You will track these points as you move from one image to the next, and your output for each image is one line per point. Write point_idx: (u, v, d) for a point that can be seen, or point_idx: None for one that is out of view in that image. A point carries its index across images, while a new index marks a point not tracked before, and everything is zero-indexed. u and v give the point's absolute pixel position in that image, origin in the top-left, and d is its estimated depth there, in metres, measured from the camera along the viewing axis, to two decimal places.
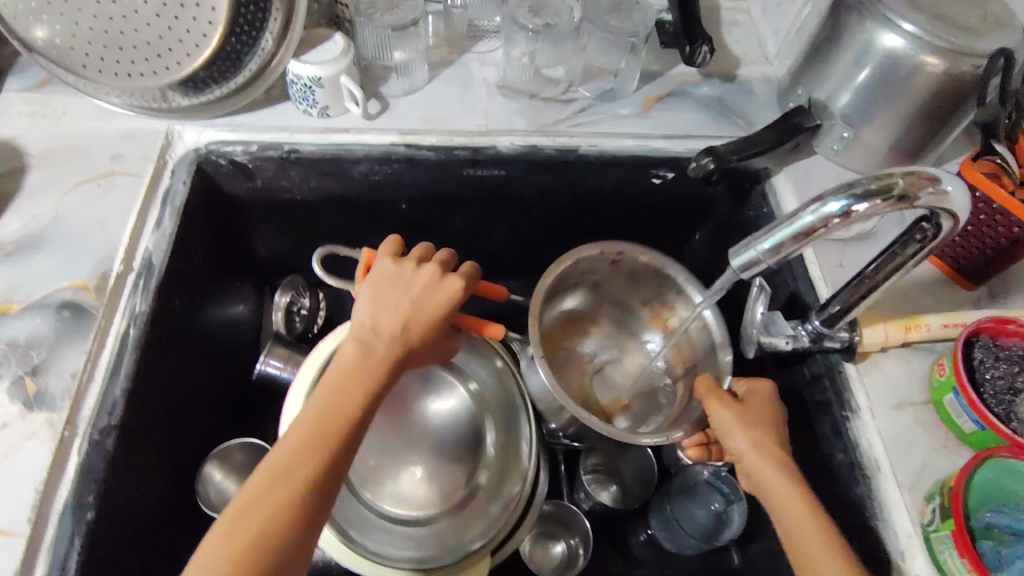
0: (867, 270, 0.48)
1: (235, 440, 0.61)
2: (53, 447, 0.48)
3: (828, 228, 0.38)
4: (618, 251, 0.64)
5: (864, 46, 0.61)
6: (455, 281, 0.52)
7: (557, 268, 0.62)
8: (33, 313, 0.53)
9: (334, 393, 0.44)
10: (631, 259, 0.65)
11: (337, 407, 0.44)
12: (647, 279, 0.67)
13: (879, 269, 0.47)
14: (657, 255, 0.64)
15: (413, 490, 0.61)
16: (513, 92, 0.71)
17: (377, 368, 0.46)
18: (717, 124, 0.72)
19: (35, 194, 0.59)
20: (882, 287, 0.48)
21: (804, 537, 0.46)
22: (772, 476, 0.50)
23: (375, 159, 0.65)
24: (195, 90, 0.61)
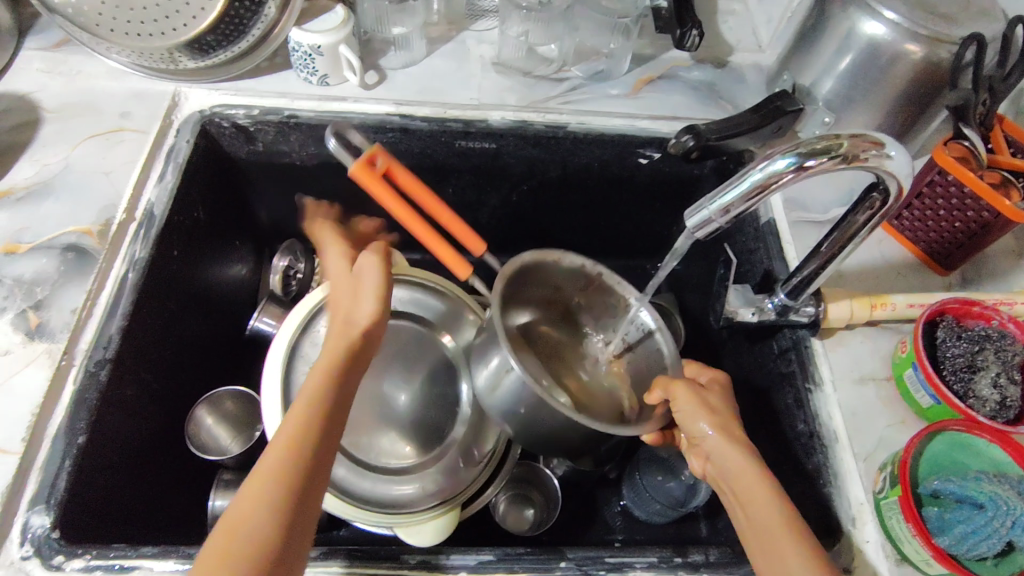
0: (823, 246, 0.51)
1: (226, 389, 0.65)
2: (50, 375, 0.51)
3: (778, 185, 0.40)
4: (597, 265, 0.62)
5: (847, 32, 0.62)
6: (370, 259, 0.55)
7: (541, 255, 0.60)
8: (40, 253, 0.57)
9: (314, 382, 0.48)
10: (609, 279, 0.62)
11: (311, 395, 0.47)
12: (613, 304, 0.64)
13: (834, 242, 0.50)
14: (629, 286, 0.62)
15: (393, 445, 0.64)
16: (507, 69, 0.74)
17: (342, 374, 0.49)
18: (704, 107, 0.74)
19: (47, 145, 0.63)
20: (841, 257, 0.51)
21: (772, 531, 0.45)
22: (740, 464, 0.48)
23: (370, 128, 0.68)
24: (202, 53, 0.65)
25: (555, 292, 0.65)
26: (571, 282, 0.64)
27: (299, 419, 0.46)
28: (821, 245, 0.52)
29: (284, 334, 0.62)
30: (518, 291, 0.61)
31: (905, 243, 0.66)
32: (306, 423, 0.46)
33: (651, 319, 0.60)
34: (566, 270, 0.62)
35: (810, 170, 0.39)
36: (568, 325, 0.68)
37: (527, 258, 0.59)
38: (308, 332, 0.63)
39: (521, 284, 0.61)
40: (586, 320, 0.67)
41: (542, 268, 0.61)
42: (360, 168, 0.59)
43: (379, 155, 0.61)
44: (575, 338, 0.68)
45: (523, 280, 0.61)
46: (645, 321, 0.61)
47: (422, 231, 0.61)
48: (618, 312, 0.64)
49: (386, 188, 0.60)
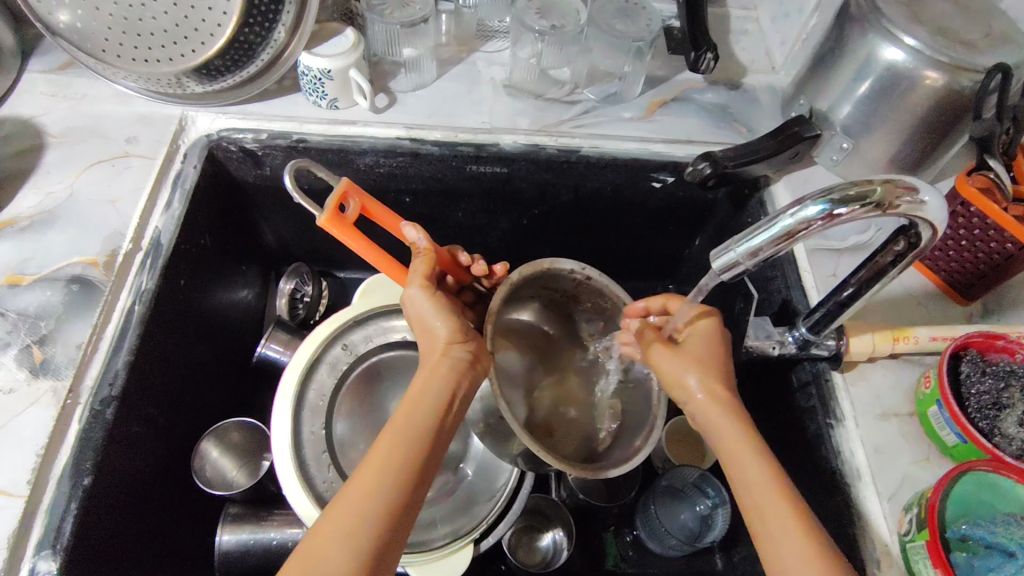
0: (849, 288, 0.50)
1: (232, 420, 0.64)
2: (56, 414, 0.50)
3: (807, 231, 0.39)
4: (589, 271, 0.61)
5: (866, 58, 0.61)
6: (421, 265, 0.55)
7: (533, 268, 0.58)
8: (44, 285, 0.55)
9: (437, 388, 0.50)
10: (599, 284, 0.62)
11: (421, 399, 0.49)
12: (605, 307, 0.64)
13: (859, 279, 0.49)
14: (621, 292, 0.63)
15: None
16: (519, 91, 0.73)
17: (437, 407, 0.49)
18: (718, 131, 0.72)
19: (51, 172, 0.62)
20: (865, 294, 0.50)
21: (755, 479, 0.45)
22: (715, 419, 0.49)
23: (380, 152, 0.67)
24: (209, 78, 0.64)
25: (552, 293, 0.64)
26: (568, 286, 0.63)
27: (418, 418, 0.48)
28: (845, 288, 0.51)
29: (293, 370, 0.61)
30: (510, 299, 0.61)
31: (926, 273, 0.64)
32: (394, 464, 0.45)
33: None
34: (556, 278, 0.62)
35: (840, 218, 0.38)
36: (566, 323, 0.69)
37: (517, 274, 0.58)
38: (318, 366, 0.62)
39: (514, 294, 0.61)
40: (586, 319, 0.68)
41: (537, 276, 0.60)
42: (331, 215, 0.53)
43: (350, 192, 0.55)
44: (573, 338, 0.69)
45: (516, 289, 0.61)
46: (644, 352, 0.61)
47: (379, 259, 0.56)
48: (615, 321, 0.65)
49: (358, 231, 0.54)
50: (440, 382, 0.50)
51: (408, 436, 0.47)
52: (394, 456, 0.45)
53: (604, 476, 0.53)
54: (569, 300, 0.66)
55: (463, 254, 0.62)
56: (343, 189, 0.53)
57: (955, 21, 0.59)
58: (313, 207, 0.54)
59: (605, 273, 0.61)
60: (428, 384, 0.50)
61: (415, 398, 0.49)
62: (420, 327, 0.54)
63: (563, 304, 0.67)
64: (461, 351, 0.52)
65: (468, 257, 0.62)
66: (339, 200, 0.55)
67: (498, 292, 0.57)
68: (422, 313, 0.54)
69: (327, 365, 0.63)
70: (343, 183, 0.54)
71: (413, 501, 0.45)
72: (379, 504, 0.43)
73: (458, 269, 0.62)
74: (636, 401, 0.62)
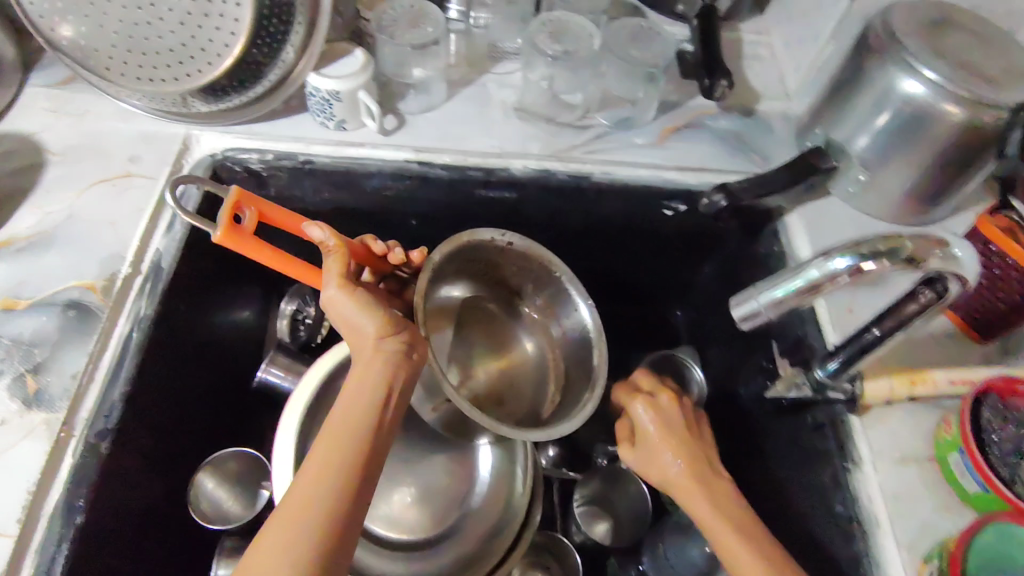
0: (874, 330, 0.47)
1: (228, 450, 0.61)
2: (49, 448, 0.48)
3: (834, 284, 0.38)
4: (510, 237, 0.63)
5: (884, 89, 0.60)
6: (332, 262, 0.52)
7: (452, 245, 0.59)
8: (39, 310, 0.53)
9: (372, 381, 0.48)
10: (521, 249, 0.64)
11: (357, 395, 0.48)
12: (533, 269, 0.66)
13: (885, 328, 0.47)
14: (546, 252, 0.65)
15: (403, 513, 0.62)
16: (530, 115, 0.71)
17: (373, 400, 0.47)
18: (731, 159, 0.71)
19: (50, 191, 0.60)
20: (889, 343, 0.47)
21: None
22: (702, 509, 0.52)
23: (388, 175, 0.67)
24: (216, 98, 0.62)
25: (479, 265, 0.66)
26: (491, 255, 0.65)
27: (354, 410, 0.47)
28: (872, 329, 0.48)
29: (296, 407, 0.59)
30: (438, 275, 0.62)
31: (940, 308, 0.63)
32: (329, 469, 0.44)
33: (590, 315, 0.65)
34: (479, 249, 0.63)
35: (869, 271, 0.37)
36: (496, 290, 0.70)
37: (440, 255, 0.59)
38: (322, 395, 0.61)
39: (440, 272, 0.61)
40: (517, 284, 0.69)
41: (458, 251, 0.61)
42: (225, 230, 0.49)
43: (243, 202, 0.52)
44: (506, 304, 0.70)
45: (441, 267, 0.61)
46: (583, 317, 0.66)
47: (295, 268, 0.54)
48: (545, 281, 0.67)
49: (260, 240, 0.52)
50: (373, 379, 0.48)
51: (346, 432, 0.46)
52: (335, 458, 0.44)
53: (563, 434, 0.57)
54: (494, 271, 0.67)
55: (378, 244, 0.60)
56: (236, 195, 0.51)
57: (976, 56, 0.59)
58: (207, 225, 0.50)
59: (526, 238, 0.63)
60: (362, 383, 0.48)
61: (351, 392, 0.48)
62: (346, 328, 0.51)
63: (490, 273, 0.68)
64: (395, 343, 0.50)
65: (384, 247, 0.61)
66: (232, 211, 0.52)
67: (423, 274, 0.57)
68: (345, 314, 0.51)
69: (334, 396, 0.62)
70: (235, 193, 0.51)
71: (360, 501, 0.44)
72: (321, 511, 0.42)
73: (375, 260, 0.60)
74: (576, 361, 0.67)
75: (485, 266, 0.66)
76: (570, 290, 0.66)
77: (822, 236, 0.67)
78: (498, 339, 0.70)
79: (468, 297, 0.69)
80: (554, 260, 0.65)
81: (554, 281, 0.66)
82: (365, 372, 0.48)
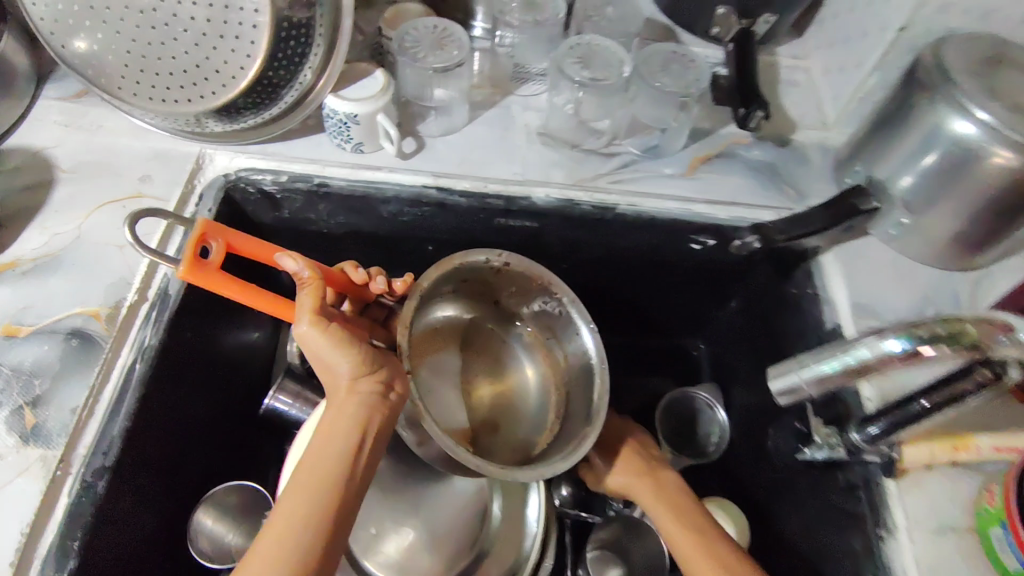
0: (923, 400, 0.45)
1: (223, 486, 0.59)
2: (44, 487, 0.46)
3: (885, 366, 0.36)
4: (505, 258, 0.61)
5: (932, 130, 0.57)
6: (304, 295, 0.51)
7: (443, 269, 0.58)
8: (42, 338, 0.51)
9: (347, 427, 0.49)
10: (520, 270, 0.61)
11: (330, 440, 0.49)
12: (529, 288, 0.64)
13: (931, 399, 0.45)
14: (544, 270, 0.62)
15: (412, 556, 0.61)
16: (555, 140, 0.68)
17: (348, 445, 0.49)
18: (765, 193, 0.68)
19: (58, 210, 0.58)
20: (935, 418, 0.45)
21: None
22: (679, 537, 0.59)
23: (405, 201, 0.64)
24: (230, 118, 0.60)
25: (473, 284, 0.65)
26: (485, 275, 0.64)
27: (329, 455, 0.48)
28: (918, 399, 0.46)
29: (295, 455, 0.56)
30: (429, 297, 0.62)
31: None
32: (297, 523, 0.45)
33: (590, 341, 0.61)
34: (474, 269, 0.62)
35: (927, 357, 0.35)
36: (497, 312, 0.70)
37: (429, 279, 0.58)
38: None
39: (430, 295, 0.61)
40: (517, 306, 0.68)
41: (451, 272, 0.60)
42: (190, 265, 0.48)
43: (209, 233, 0.50)
44: (508, 327, 0.70)
45: (432, 290, 0.61)
46: (584, 344, 0.62)
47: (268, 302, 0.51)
48: (544, 303, 0.65)
49: (229, 275, 0.50)
50: (348, 426, 0.49)
51: (321, 479, 0.47)
52: (308, 504, 0.46)
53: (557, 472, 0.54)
54: (491, 291, 0.67)
55: (357, 273, 0.59)
56: (202, 228, 0.49)
57: None
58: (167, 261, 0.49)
59: (522, 256, 0.61)
60: (339, 428, 0.49)
61: (325, 435, 0.49)
62: (320, 363, 0.51)
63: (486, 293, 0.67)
64: (370, 385, 0.50)
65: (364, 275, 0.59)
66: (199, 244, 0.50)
67: (410, 301, 0.55)
68: (318, 351, 0.50)
69: None
70: (200, 225, 0.49)
71: (333, 545, 0.46)
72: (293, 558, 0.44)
73: (353, 288, 0.59)
74: (573, 387, 0.64)
75: (481, 285, 0.66)
76: (571, 312, 0.63)
77: (860, 280, 0.64)
78: (500, 365, 0.70)
79: (464, 318, 0.70)
80: (552, 280, 0.61)
81: (553, 304, 0.64)
82: (342, 416, 0.49)
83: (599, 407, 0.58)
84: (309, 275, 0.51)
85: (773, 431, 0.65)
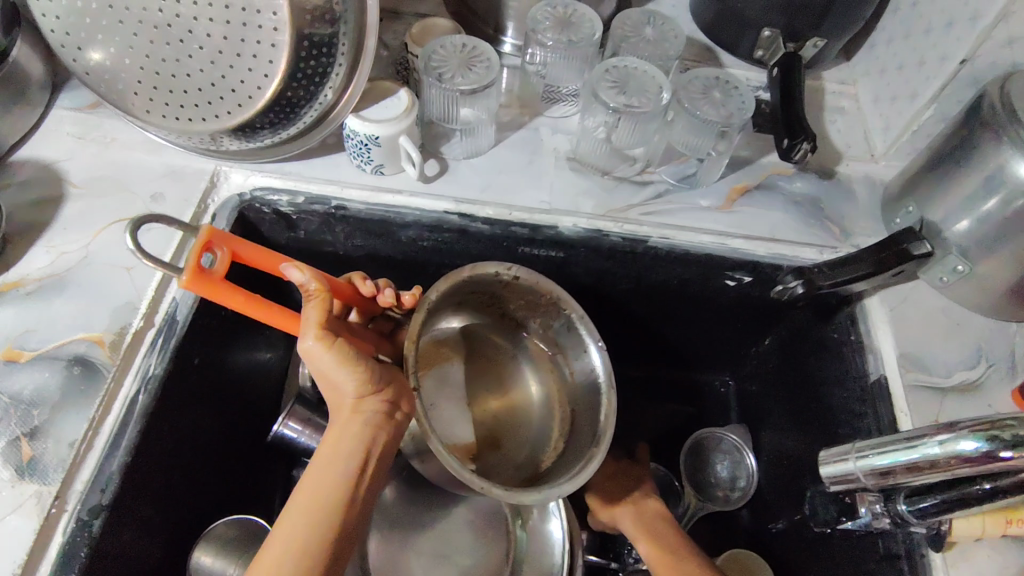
0: (987, 483, 0.42)
1: (218, 520, 0.56)
2: (37, 526, 0.44)
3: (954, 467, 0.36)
4: (515, 271, 0.57)
5: (996, 174, 0.52)
6: (310, 308, 0.47)
7: (450, 283, 0.55)
8: (43, 365, 0.49)
9: (349, 450, 0.47)
10: (529, 284, 0.58)
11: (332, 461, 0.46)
12: (539, 303, 0.61)
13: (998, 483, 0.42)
14: (555, 287, 0.59)
15: None
16: (584, 166, 0.65)
17: (349, 468, 0.46)
18: (807, 229, 0.64)
19: (67, 228, 0.56)
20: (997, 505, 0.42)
21: None
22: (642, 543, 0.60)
23: (425, 226, 0.61)
24: (246, 137, 0.57)
25: (481, 296, 0.62)
26: (493, 288, 0.60)
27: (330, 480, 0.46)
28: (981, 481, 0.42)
29: None
30: (435, 310, 0.58)
31: None
32: (295, 548, 0.43)
33: (599, 360, 0.59)
34: (482, 282, 0.59)
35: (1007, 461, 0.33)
36: (503, 324, 0.66)
37: (436, 292, 0.54)
38: None
39: (437, 307, 0.57)
40: (525, 320, 0.65)
41: (458, 286, 0.57)
42: (193, 275, 0.44)
43: (214, 241, 0.46)
44: (513, 340, 0.67)
45: (440, 303, 0.57)
46: (593, 361, 0.60)
47: (269, 313, 0.48)
48: (553, 318, 0.62)
49: (232, 285, 0.46)
50: (350, 449, 0.47)
51: (319, 503, 0.45)
52: (307, 529, 0.44)
53: (562, 494, 0.51)
54: (498, 303, 0.63)
55: (366, 284, 0.55)
56: (206, 235, 0.45)
57: None
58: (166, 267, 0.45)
59: (533, 271, 0.58)
60: (340, 450, 0.47)
61: (327, 457, 0.47)
62: (325, 379, 0.48)
63: (493, 304, 0.64)
64: (376, 405, 0.47)
65: (372, 288, 0.55)
66: (202, 251, 0.46)
67: (417, 316, 0.52)
68: (324, 368, 0.47)
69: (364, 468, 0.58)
70: (204, 232, 0.45)
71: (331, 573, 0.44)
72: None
73: (361, 299, 0.55)
74: (584, 406, 0.61)
75: (488, 298, 0.62)
76: (580, 329, 0.60)
77: (906, 326, 0.59)
78: (504, 380, 0.66)
79: (470, 330, 0.66)
80: (561, 295, 0.59)
81: (564, 320, 0.61)
82: (345, 440, 0.47)
83: (607, 426, 0.56)
84: (315, 285, 0.47)
85: (812, 493, 0.61)
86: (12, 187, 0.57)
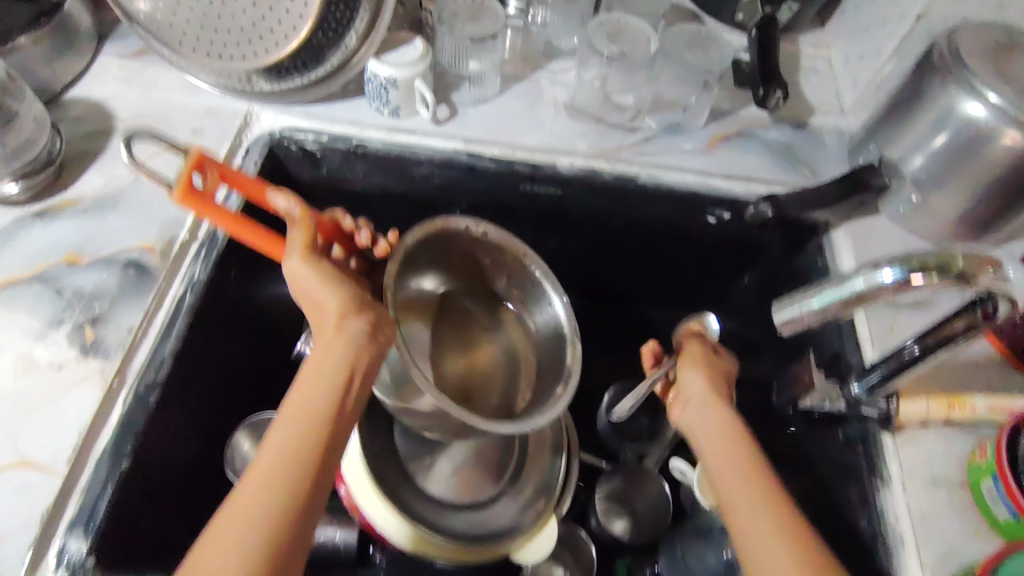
0: (916, 346, 0.51)
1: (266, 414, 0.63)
2: (101, 394, 0.51)
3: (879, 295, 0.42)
4: (485, 226, 0.60)
5: (944, 111, 0.59)
6: (296, 232, 0.53)
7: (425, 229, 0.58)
8: (102, 266, 0.56)
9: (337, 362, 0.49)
10: (496, 240, 0.61)
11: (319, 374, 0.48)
12: (505, 260, 0.63)
13: (925, 344, 0.50)
14: (522, 244, 0.62)
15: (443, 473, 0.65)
16: (580, 113, 0.72)
17: (335, 379, 0.48)
18: (780, 171, 0.71)
19: (116, 155, 0.63)
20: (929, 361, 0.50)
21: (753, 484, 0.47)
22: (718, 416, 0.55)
23: (437, 163, 0.68)
24: (278, 77, 0.65)
25: (452, 255, 0.63)
26: (464, 246, 0.63)
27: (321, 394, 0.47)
28: (912, 345, 0.51)
29: None
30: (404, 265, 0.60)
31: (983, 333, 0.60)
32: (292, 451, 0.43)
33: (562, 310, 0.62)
34: (452, 237, 0.61)
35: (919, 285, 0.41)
36: (470, 287, 0.67)
37: (412, 238, 0.57)
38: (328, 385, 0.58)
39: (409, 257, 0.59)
40: (493, 278, 0.66)
41: (430, 237, 0.59)
42: (183, 190, 0.49)
43: (205, 163, 0.50)
44: (479, 303, 0.68)
45: (411, 253, 0.59)
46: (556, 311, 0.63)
47: (252, 235, 0.54)
48: (519, 276, 0.64)
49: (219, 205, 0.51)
50: (336, 362, 0.49)
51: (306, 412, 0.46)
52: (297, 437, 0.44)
53: (535, 428, 0.54)
54: (468, 263, 0.65)
55: (346, 220, 0.60)
56: (196, 157, 0.49)
57: None
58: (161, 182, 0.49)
59: (501, 228, 0.61)
60: (325, 365, 0.49)
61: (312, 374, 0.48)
62: (307, 297, 0.53)
63: (461, 264, 0.65)
64: (357, 325, 0.50)
65: (351, 224, 0.60)
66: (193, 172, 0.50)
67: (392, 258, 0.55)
68: (306, 283, 0.52)
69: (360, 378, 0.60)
70: (196, 152, 0.49)
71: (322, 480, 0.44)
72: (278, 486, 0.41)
73: (342, 236, 0.60)
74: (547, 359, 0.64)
75: (459, 257, 0.64)
76: (542, 283, 0.63)
77: (869, 253, 0.66)
78: (471, 342, 0.68)
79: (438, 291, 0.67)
80: (528, 252, 0.62)
81: (528, 278, 0.64)
82: (330, 356, 0.49)
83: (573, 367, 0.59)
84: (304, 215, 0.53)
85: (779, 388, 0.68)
86: (68, 121, 0.65)
